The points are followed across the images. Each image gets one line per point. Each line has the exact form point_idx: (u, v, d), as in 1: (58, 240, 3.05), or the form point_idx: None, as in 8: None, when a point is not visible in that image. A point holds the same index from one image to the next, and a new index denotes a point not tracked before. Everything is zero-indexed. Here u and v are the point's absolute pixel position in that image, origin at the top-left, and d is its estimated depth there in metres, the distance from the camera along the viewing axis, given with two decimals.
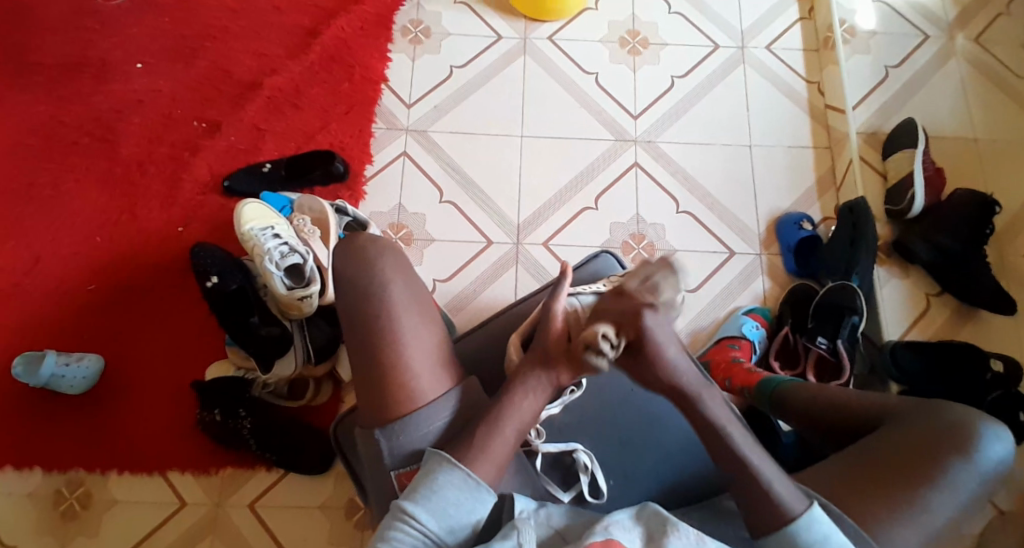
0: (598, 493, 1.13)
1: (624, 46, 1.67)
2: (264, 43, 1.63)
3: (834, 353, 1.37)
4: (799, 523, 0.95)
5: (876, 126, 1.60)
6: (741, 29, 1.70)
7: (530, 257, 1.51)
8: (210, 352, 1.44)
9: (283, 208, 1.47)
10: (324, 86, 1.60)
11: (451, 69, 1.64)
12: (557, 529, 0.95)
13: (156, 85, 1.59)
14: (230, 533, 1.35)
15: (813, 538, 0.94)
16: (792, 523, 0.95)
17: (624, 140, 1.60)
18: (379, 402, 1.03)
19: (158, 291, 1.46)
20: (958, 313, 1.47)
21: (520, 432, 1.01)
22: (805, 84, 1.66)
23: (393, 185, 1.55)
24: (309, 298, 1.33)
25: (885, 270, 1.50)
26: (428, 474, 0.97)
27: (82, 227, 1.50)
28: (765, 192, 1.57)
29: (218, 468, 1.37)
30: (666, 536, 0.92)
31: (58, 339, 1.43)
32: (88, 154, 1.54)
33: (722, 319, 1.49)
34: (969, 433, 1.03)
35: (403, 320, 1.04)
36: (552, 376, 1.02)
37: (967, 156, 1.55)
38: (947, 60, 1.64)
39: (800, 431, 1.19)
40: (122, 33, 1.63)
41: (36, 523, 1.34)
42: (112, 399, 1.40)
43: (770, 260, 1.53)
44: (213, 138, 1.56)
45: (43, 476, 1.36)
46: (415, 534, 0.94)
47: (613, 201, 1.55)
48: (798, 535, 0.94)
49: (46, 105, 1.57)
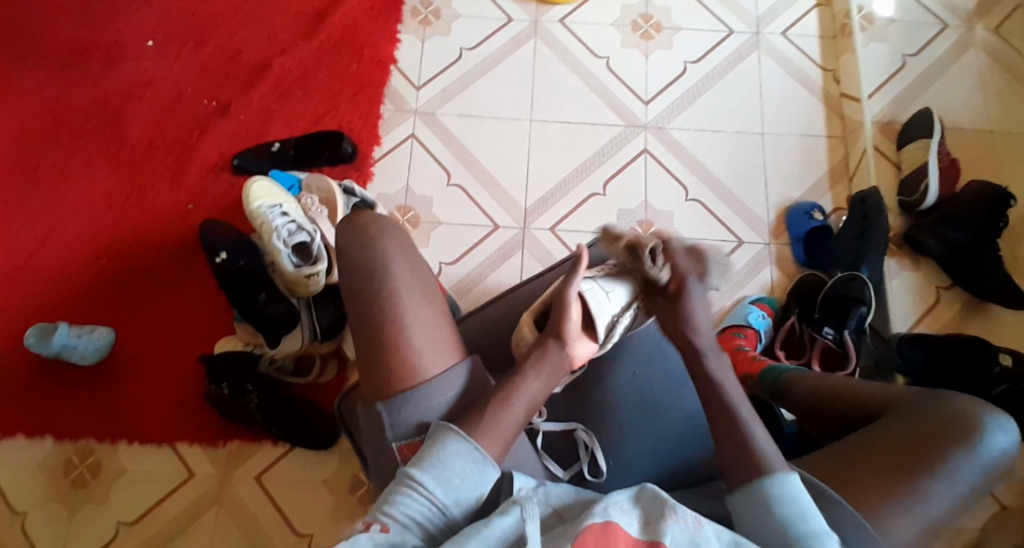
0: (597, 472, 1.13)
1: (636, 30, 1.66)
2: (277, 23, 1.64)
3: (840, 344, 1.37)
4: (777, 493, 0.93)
5: (891, 116, 1.58)
6: (755, 15, 1.68)
7: (536, 242, 1.51)
8: (219, 330, 1.46)
9: (292, 187, 1.49)
10: (335, 66, 1.61)
11: (462, 52, 1.63)
12: (555, 507, 0.96)
13: (169, 63, 1.61)
14: (234, 505, 1.37)
15: (791, 513, 0.91)
16: (769, 477, 0.94)
17: (634, 126, 1.59)
18: (381, 379, 1.03)
19: (168, 268, 1.48)
20: (968, 306, 1.46)
21: (526, 410, 1.01)
22: (820, 72, 1.64)
23: (402, 166, 1.56)
24: (317, 276, 1.34)
25: (895, 261, 1.49)
26: (435, 444, 0.97)
27: (96, 203, 1.52)
28: (777, 181, 1.56)
29: (226, 442, 1.40)
30: (665, 519, 0.91)
31: (71, 313, 1.45)
32: (102, 131, 1.56)
33: (728, 309, 1.48)
34: (974, 424, 1.01)
35: (406, 298, 1.05)
36: (568, 357, 1.06)
37: (984, 148, 1.53)
38: (966, 50, 1.61)
39: (803, 419, 1.19)
40: (137, 12, 1.65)
41: (49, 489, 1.37)
42: (122, 371, 1.43)
43: (779, 250, 1.52)
44: (226, 117, 1.57)
45: (54, 447, 1.39)
46: (422, 500, 0.94)
47: (622, 187, 1.55)
48: (770, 488, 0.93)
49: (63, 83, 1.59)
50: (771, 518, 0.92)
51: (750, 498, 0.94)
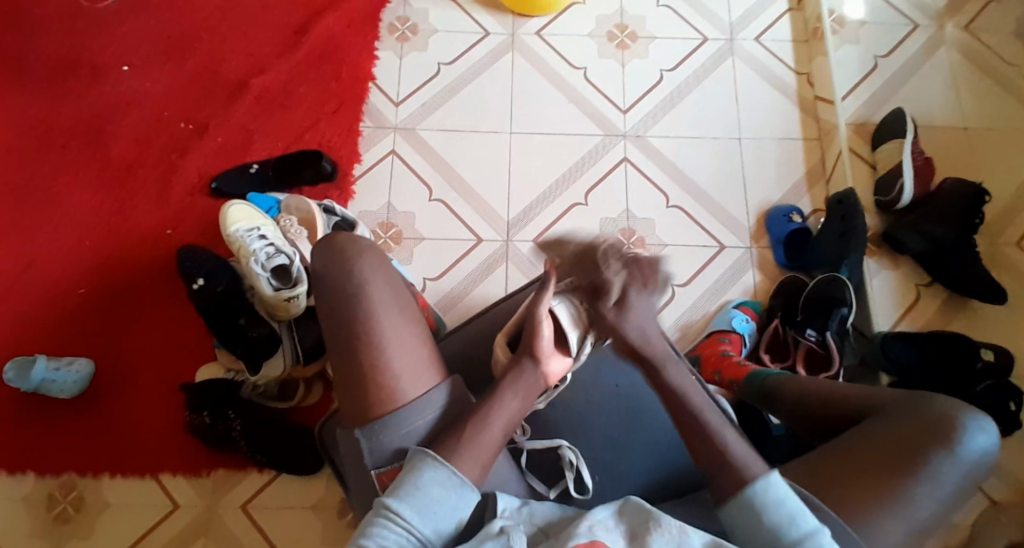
0: (583, 490, 1.13)
1: (613, 40, 1.67)
2: (250, 44, 1.63)
3: (823, 346, 1.36)
4: (755, 487, 0.94)
5: (866, 117, 1.59)
6: (729, 21, 1.69)
7: (519, 254, 1.50)
8: (201, 355, 1.44)
9: (271, 208, 1.47)
10: (310, 85, 1.60)
11: (439, 67, 1.63)
12: (540, 526, 0.95)
13: (142, 87, 1.59)
14: (222, 533, 1.35)
15: (764, 496, 0.93)
16: (752, 489, 0.94)
17: (613, 135, 1.59)
18: (361, 403, 1.02)
19: (148, 294, 1.47)
20: (949, 303, 1.47)
21: (505, 430, 1.00)
22: (795, 76, 1.65)
23: (381, 183, 1.55)
24: (296, 299, 1.33)
25: (874, 261, 1.50)
26: (412, 471, 0.96)
27: (73, 231, 1.50)
28: (755, 184, 1.57)
29: (211, 469, 1.38)
30: (649, 533, 0.91)
31: (49, 343, 1.43)
32: (76, 158, 1.54)
33: (712, 314, 1.49)
34: (956, 426, 1.01)
35: (383, 321, 1.04)
36: (542, 375, 1.04)
37: (958, 146, 1.54)
38: (937, 48, 1.63)
39: (788, 424, 1.19)
40: (108, 36, 1.63)
41: (32, 526, 1.35)
42: (103, 402, 1.41)
43: (761, 253, 1.53)
44: (201, 139, 1.56)
45: (36, 481, 1.37)
46: (399, 530, 0.93)
47: (602, 197, 1.55)
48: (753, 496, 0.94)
49: (34, 110, 1.57)
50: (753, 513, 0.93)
51: (727, 491, 0.96)
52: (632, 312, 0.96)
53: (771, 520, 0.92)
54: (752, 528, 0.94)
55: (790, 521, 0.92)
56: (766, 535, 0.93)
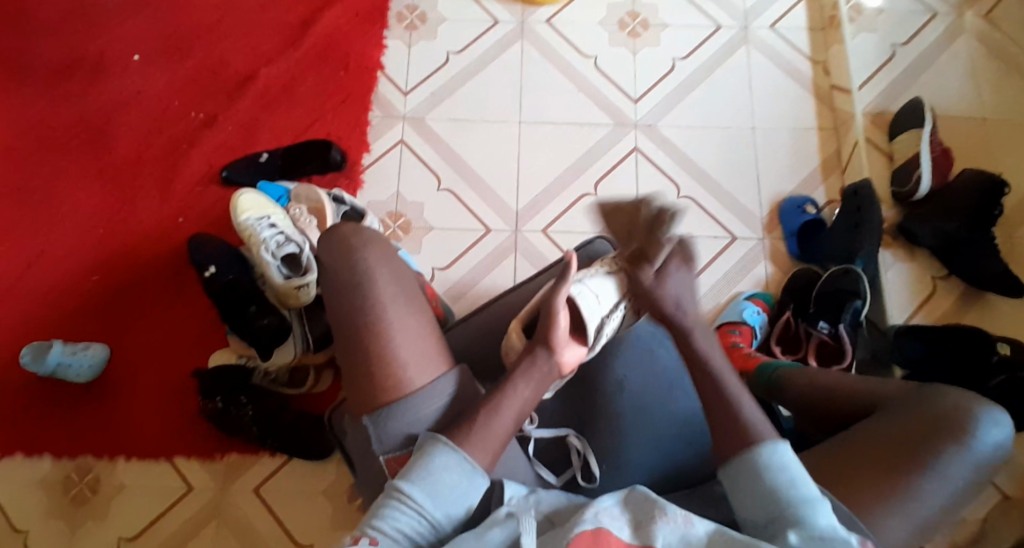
0: (591, 478, 1.12)
1: (624, 28, 1.65)
2: (261, 33, 1.63)
3: (836, 338, 1.35)
4: (763, 449, 0.93)
5: (882, 107, 1.57)
6: (743, 10, 1.67)
7: (528, 244, 1.50)
8: (212, 343, 1.45)
9: (280, 197, 1.48)
10: (321, 74, 1.60)
11: (449, 56, 1.63)
12: (545, 514, 0.94)
13: (155, 77, 1.61)
14: (235, 517, 1.36)
15: (780, 481, 0.90)
16: (757, 450, 0.93)
17: (624, 125, 1.58)
18: (367, 391, 1.02)
19: (161, 282, 1.48)
20: (965, 296, 1.44)
21: (515, 418, 1.00)
22: (809, 65, 1.63)
23: (392, 172, 1.55)
24: (306, 287, 1.33)
25: (890, 252, 1.48)
26: (424, 456, 0.96)
27: (88, 219, 1.52)
28: (768, 175, 1.55)
29: (224, 455, 1.40)
30: (655, 521, 0.90)
31: (64, 330, 1.45)
32: (91, 147, 1.56)
33: (724, 304, 1.47)
34: (968, 419, 1.00)
35: (389, 310, 1.04)
36: (557, 364, 1.05)
37: (976, 135, 1.52)
38: (956, 36, 1.61)
39: (799, 417, 1.18)
40: (122, 26, 1.64)
41: (47, 509, 1.37)
42: (116, 388, 1.43)
43: (773, 244, 1.51)
44: (213, 128, 1.57)
45: (52, 465, 1.39)
46: (412, 513, 0.93)
47: (613, 187, 1.54)
48: (760, 462, 0.92)
49: (49, 99, 1.59)
50: (758, 477, 0.92)
51: (741, 474, 0.93)
52: (671, 282, 1.04)
53: (774, 482, 0.91)
54: (751, 489, 0.92)
55: (808, 507, 0.88)
56: (768, 505, 0.90)
